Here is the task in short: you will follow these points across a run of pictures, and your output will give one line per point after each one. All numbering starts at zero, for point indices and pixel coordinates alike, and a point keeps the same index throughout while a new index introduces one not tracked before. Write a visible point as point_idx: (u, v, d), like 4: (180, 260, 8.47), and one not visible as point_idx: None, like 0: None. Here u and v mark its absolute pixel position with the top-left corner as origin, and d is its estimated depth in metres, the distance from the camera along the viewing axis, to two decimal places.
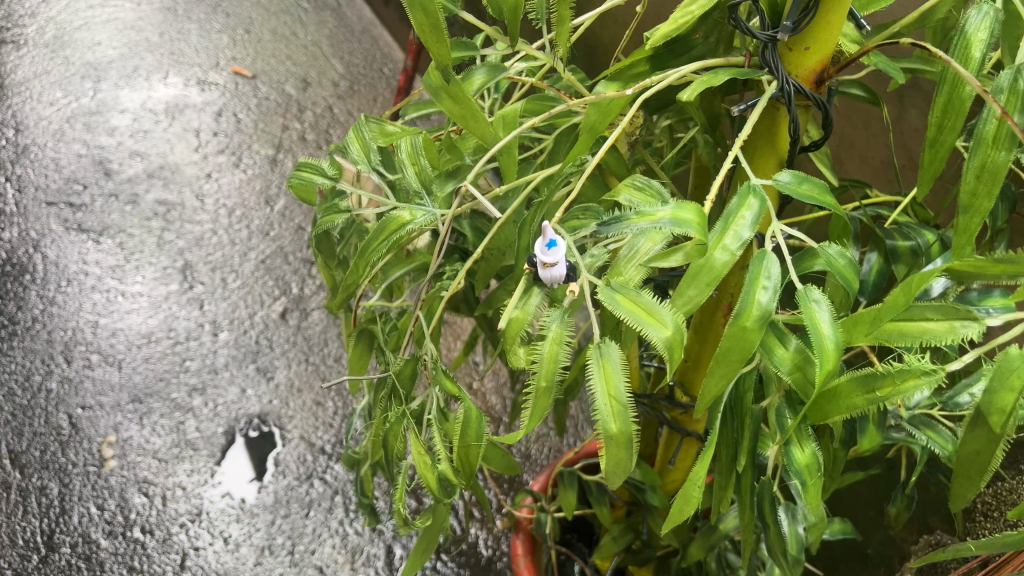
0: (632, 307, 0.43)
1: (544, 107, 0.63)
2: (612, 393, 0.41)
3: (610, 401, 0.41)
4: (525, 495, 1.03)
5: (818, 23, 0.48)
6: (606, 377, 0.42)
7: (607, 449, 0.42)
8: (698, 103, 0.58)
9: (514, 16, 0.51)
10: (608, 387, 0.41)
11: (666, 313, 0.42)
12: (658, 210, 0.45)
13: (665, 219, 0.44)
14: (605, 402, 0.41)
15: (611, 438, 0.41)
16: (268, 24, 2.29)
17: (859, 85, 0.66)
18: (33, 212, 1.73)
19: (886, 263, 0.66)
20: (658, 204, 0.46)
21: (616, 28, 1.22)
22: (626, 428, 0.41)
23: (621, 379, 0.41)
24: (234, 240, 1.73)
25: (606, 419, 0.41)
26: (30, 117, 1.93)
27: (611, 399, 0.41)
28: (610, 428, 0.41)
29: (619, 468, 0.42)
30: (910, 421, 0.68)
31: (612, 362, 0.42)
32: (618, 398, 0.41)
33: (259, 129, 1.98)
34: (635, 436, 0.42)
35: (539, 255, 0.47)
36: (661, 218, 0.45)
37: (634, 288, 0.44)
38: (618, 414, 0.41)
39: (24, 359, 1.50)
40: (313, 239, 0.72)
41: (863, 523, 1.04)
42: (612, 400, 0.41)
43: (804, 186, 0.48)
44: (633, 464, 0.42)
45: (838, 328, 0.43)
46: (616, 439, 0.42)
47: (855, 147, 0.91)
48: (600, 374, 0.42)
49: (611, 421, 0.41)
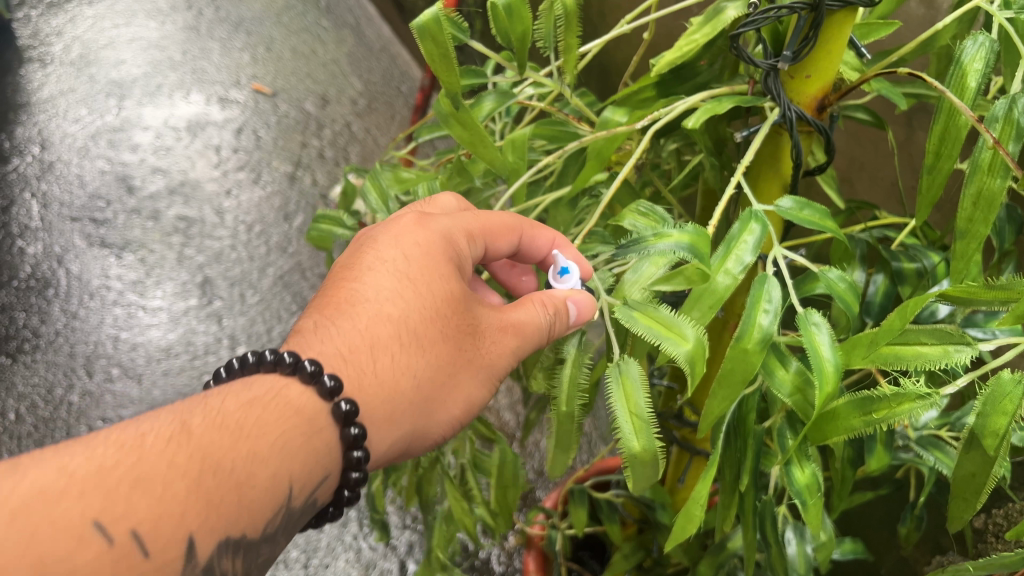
0: (650, 322, 0.45)
1: (553, 131, 0.64)
2: (634, 411, 0.43)
3: (632, 418, 0.43)
4: (537, 512, 1.05)
5: (817, 52, 0.49)
6: (626, 396, 0.44)
7: (631, 466, 0.44)
8: (704, 129, 0.59)
9: (522, 45, 0.53)
10: (628, 404, 0.44)
11: (688, 328, 0.44)
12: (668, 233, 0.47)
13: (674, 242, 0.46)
14: (628, 420, 0.43)
15: (635, 457, 0.43)
16: (289, 42, 2.33)
17: (865, 109, 0.67)
18: (58, 227, 1.77)
19: (892, 284, 0.66)
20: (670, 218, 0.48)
21: (627, 49, 1.23)
22: (649, 445, 0.43)
23: (642, 396, 0.44)
24: (253, 255, 1.76)
25: (629, 436, 0.43)
26: (56, 134, 1.97)
27: (633, 417, 0.43)
28: (633, 446, 0.43)
29: (645, 480, 0.44)
30: (918, 443, 0.69)
31: (631, 379, 0.44)
32: (641, 417, 0.43)
33: (278, 146, 2.01)
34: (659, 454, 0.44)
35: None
36: (671, 245, 0.46)
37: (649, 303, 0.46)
38: (641, 431, 0.43)
39: (47, 372, 1.53)
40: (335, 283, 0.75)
41: (876, 543, 1.04)
42: (635, 417, 0.43)
43: (805, 213, 0.49)
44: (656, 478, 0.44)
45: (838, 351, 0.44)
46: (640, 458, 0.43)
47: (864, 168, 0.91)
48: (621, 392, 0.44)
49: (634, 438, 0.43)
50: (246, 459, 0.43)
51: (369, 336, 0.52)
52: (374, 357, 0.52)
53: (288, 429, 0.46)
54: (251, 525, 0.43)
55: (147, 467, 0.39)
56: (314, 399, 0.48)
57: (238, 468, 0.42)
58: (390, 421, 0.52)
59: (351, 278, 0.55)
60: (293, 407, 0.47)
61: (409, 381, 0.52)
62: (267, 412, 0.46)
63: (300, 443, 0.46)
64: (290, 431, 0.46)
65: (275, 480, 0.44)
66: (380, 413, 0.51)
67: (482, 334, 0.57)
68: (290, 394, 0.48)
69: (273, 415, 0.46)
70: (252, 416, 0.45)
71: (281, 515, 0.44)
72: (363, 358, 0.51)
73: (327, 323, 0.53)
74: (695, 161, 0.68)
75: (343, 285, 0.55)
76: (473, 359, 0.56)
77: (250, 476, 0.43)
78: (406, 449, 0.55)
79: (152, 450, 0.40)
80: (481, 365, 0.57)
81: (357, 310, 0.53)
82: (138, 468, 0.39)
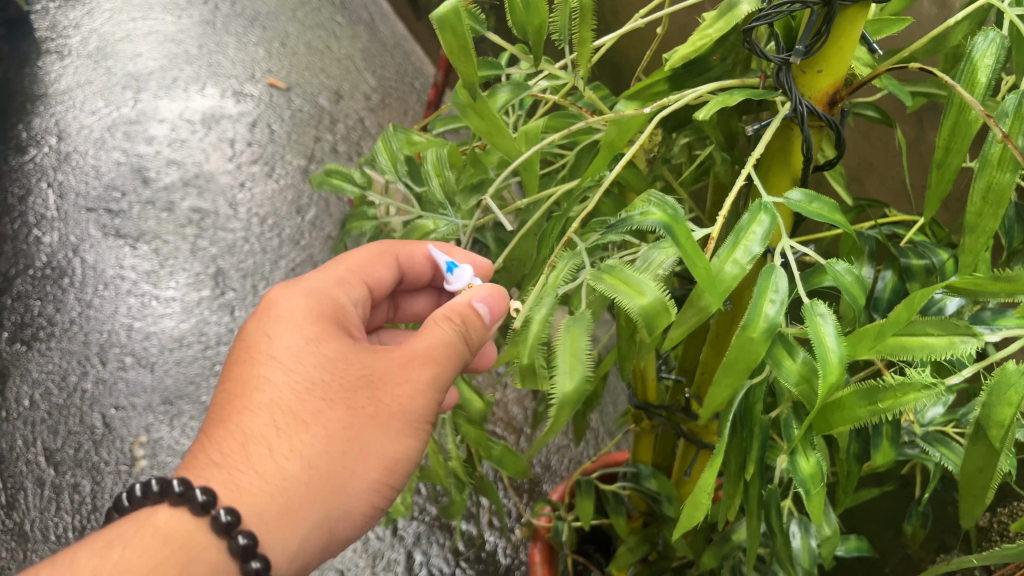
0: (614, 282, 0.46)
1: (566, 124, 0.65)
2: (571, 355, 0.46)
3: (568, 362, 0.46)
4: (544, 504, 1.05)
5: (829, 47, 0.50)
6: (570, 341, 0.46)
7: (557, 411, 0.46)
8: (715, 122, 0.60)
9: (539, 36, 0.54)
10: (569, 351, 0.46)
11: (643, 283, 0.45)
12: (650, 208, 0.48)
13: (653, 217, 0.47)
14: (565, 363, 0.46)
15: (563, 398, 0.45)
16: (304, 38, 2.34)
17: (874, 107, 0.67)
18: (73, 217, 1.79)
19: (901, 280, 0.66)
20: (654, 191, 0.50)
21: (640, 46, 1.24)
22: (577, 387, 0.45)
23: (581, 341, 0.46)
24: (266, 248, 1.78)
25: (562, 379, 0.46)
26: (72, 125, 1.99)
27: (570, 361, 0.46)
28: (563, 386, 0.45)
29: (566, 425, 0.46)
30: (924, 438, 0.69)
31: (578, 328, 0.46)
32: (577, 358, 0.46)
33: (292, 140, 2.02)
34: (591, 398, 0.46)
35: (566, 267, 0.52)
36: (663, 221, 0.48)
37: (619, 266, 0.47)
38: (573, 374, 0.45)
39: (61, 359, 1.55)
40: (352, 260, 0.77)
41: (880, 541, 1.04)
42: (570, 361, 0.46)
43: (814, 205, 0.50)
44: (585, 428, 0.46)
45: (842, 341, 0.44)
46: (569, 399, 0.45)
47: (874, 167, 0.92)
48: (565, 339, 0.47)
49: (566, 380, 0.45)
50: None
51: (242, 436, 0.51)
52: (250, 455, 0.51)
53: (163, 559, 0.47)
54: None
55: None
56: (192, 521, 0.49)
57: None
58: (293, 505, 0.51)
59: (225, 382, 0.56)
60: (165, 537, 0.49)
61: (298, 463, 0.51)
62: (137, 546, 0.47)
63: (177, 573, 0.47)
64: (163, 563, 0.47)
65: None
66: (271, 504, 0.51)
67: (383, 381, 0.55)
68: (168, 526, 0.49)
69: (143, 549, 0.47)
70: (120, 554, 0.46)
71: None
72: (237, 462, 0.51)
73: (203, 440, 0.53)
74: (706, 155, 0.69)
75: (219, 390, 0.56)
76: (383, 408, 0.54)
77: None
78: (334, 532, 0.54)
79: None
80: (394, 412, 0.55)
81: (228, 415, 0.53)
82: None
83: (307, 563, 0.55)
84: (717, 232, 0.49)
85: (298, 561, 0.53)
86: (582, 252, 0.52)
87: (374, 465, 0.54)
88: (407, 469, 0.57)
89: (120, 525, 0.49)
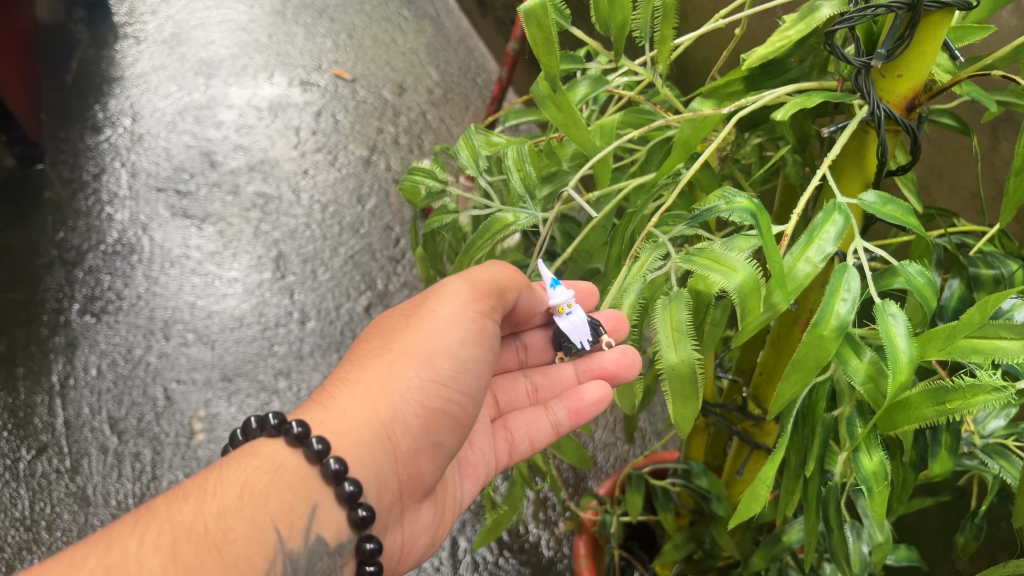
0: (707, 261, 0.48)
1: (641, 120, 0.67)
2: (675, 329, 0.48)
3: (672, 333, 0.48)
4: (590, 498, 1.07)
5: (911, 53, 0.50)
6: (670, 316, 0.48)
7: (672, 382, 0.48)
8: (791, 124, 0.61)
9: (620, 34, 0.55)
10: (671, 325, 0.48)
11: (738, 262, 0.46)
12: (735, 199, 0.50)
13: (740, 206, 0.49)
14: (667, 335, 0.48)
15: (673, 369, 0.47)
16: (370, 31, 2.38)
17: (951, 114, 0.67)
18: (144, 197, 1.85)
19: (967, 290, 0.65)
20: (728, 186, 0.51)
21: (711, 48, 1.24)
22: (685, 358, 0.47)
23: (683, 317, 0.48)
24: (326, 234, 1.82)
25: (667, 350, 0.47)
26: (146, 108, 2.06)
27: (672, 333, 0.48)
28: (671, 359, 0.47)
29: (680, 397, 0.48)
30: (984, 450, 0.69)
31: (677, 305, 0.48)
32: (680, 332, 0.48)
33: (355, 130, 2.06)
34: (698, 371, 0.48)
35: (648, 256, 0.53)
36: (737, 207, 0.49)
37: (710, 249, 0.49)
38: (679, 346, 0.47)
39: (127, 332, 1.60)
40: (422, 241, 0.81)
41: (930, 553, 1.04)
42: (674, 334, 0.48)
43: (888, 208, 0.51)
44: (695, 398, 0.48)
45: (913, 342, 0.45)
46: (678, 370, 0.47)
47: (944, 177, 0.92)
48: (664, 315, 0.49)
49: (673, 352, 0.47)
50: (219, 516, 0.53)
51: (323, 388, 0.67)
52: (322, 392, 0.66)
53: (254, 471, 0.58)
54: (244, 569, 0.52)
55: (117, 555, 0.48)
56: (280, 445, 0.61)
57: (209, 527, 0.52)
58: (346, 417, 0.63)
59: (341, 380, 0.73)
60: (262, 455, 0.60)
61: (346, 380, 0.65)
62: (241, 469, 0.58)
63: (267, 483, 0.58)
64: (253, 480, 0.57)
65: (252, 528, 0.54)
66: (328, 414, 0.63)
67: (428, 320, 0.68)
68: (255, 447, 0.60)
69: (241, 471, 0.57)
70: (225, 474, 0.57)
71: (276, 554, 0.55)
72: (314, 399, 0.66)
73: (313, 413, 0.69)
74: (779, 155, 0.69)
75: None
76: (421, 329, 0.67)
77: (226, 533, 0.53)
78: (392, 432, 0.64)
79: (124, 531, 0.50)
80: (431, 330, 0.67)
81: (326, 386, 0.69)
82: (120, 549, 0.49)
83: (383, 478, 0.64)
84: (791, 229, 0.50)
85: (374, 474, 0.63)
86: (667, 241, 0.53)
87: (418, 370, 0.65)
88: (463, 379, 0.67)
89: (231, 456, 0.60)
